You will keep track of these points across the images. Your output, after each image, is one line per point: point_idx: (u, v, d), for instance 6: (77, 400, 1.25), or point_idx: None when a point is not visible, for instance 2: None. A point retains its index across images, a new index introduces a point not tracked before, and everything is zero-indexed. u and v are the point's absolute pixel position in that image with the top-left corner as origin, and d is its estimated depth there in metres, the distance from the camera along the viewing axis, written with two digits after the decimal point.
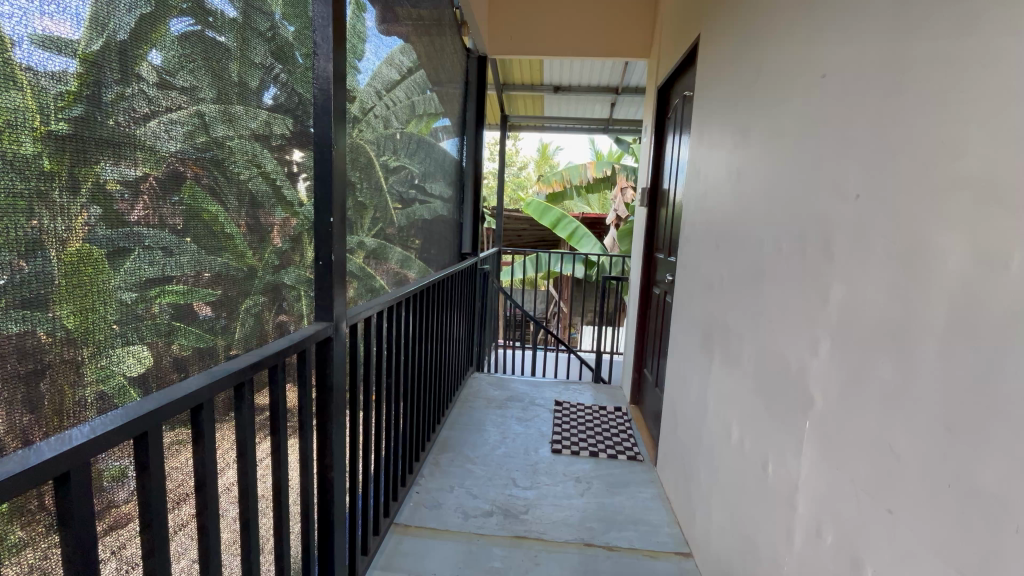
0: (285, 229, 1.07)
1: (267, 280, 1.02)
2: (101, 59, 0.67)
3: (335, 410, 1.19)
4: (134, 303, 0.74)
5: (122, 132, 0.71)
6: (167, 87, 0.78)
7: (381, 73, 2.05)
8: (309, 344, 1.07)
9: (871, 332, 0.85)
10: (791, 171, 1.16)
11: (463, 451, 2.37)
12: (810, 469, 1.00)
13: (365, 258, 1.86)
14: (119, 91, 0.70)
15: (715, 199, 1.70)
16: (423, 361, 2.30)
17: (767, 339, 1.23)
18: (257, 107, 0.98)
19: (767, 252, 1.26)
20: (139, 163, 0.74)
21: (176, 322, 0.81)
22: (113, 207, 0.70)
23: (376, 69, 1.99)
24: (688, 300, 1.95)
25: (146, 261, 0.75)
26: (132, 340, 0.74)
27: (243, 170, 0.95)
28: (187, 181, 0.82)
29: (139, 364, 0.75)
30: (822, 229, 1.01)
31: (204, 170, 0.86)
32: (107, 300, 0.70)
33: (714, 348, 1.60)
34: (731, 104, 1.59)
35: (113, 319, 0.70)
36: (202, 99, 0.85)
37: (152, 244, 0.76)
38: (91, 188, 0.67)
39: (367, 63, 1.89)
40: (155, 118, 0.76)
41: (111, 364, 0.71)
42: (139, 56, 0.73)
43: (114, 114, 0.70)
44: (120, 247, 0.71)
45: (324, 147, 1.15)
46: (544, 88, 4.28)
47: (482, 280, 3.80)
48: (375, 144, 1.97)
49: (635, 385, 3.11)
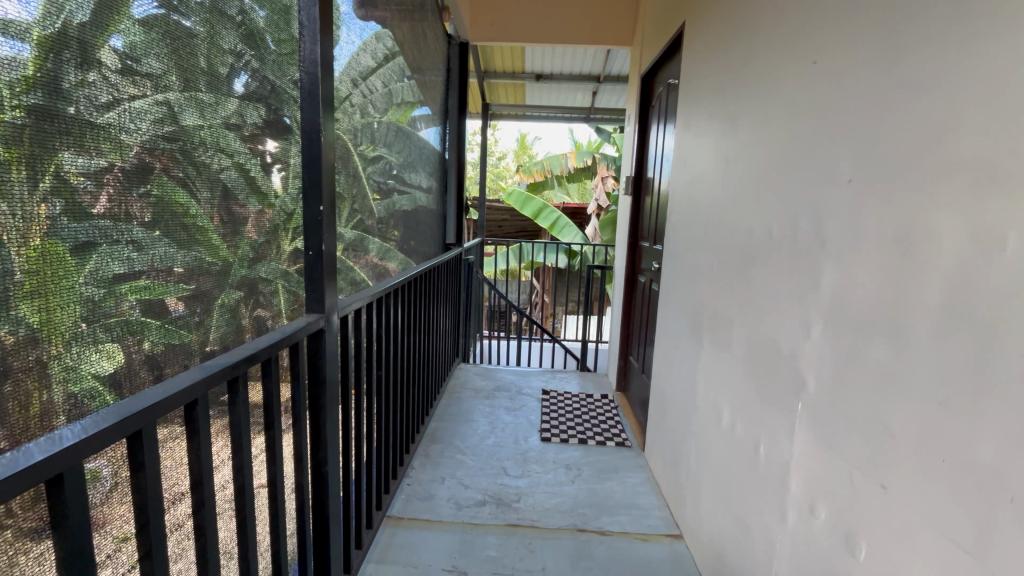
0: (260, 221, 1.01)
1: (242, 275, 0.97)
2: (61, 44, 0.62)
3: (329, 404, 1.17)
4: (102, 299, 0.69)
5: (85, 121, 0.66)
6: (132, 74, 0.72)
7: (358, 60, 1.99)
8: (301, 337, 1.04)
9: (865, 314, 0.87)
10: (781, 158, 1.17)
11: (452, 442, 2.36)
12: (803, 449, 1.03)
13: (345, 250, 1.83)
14: (81, 77, 0.65)
15: (702, 186, 1.71)
16: (410, 353, 2.28)
17: (757, 324, 1.25)
18: (227, 96, 0.92)
19: (757, 239, 1.27)
20: (104, 152, 0.69)
21: (146, 318, 0.77)
22: (75, 200, 0.65)
23: (353, 55, 1.94)
24: (675, 287, 1.98)
25: (112, 256, 0.70)
26: (101, 338, 0.69)
27: (214, 160, 0.89)
28: (155, 173, 0.77)
29: (108, 362, 0.71)
30: (813, 214, 1.03)
31: (174, 161, 0.80)
32: (71, 295, 0.65)
33: (704, 335, 1.62)
34: (718, 91, 1.60)
35: (79, 317, 0.66)
36: (170, 86, 0.79)
37: (117, 238, 0.71)
38: (52, 180, 0.62)
39: (342, 49, 1.83)
40: (120, 105, 0.71)
41: (79, 363, 0.67)
42: (100, 40, 0.67)
43: (75, 101, 0.65)
44: (84, 241, 0.66)
45: (312, 133, 1.12)
46: (526, 76, 4.26)
47: (466, 270, 3.78)
48: (352, 134, 1.92)
49: (620, 373, 3.14)
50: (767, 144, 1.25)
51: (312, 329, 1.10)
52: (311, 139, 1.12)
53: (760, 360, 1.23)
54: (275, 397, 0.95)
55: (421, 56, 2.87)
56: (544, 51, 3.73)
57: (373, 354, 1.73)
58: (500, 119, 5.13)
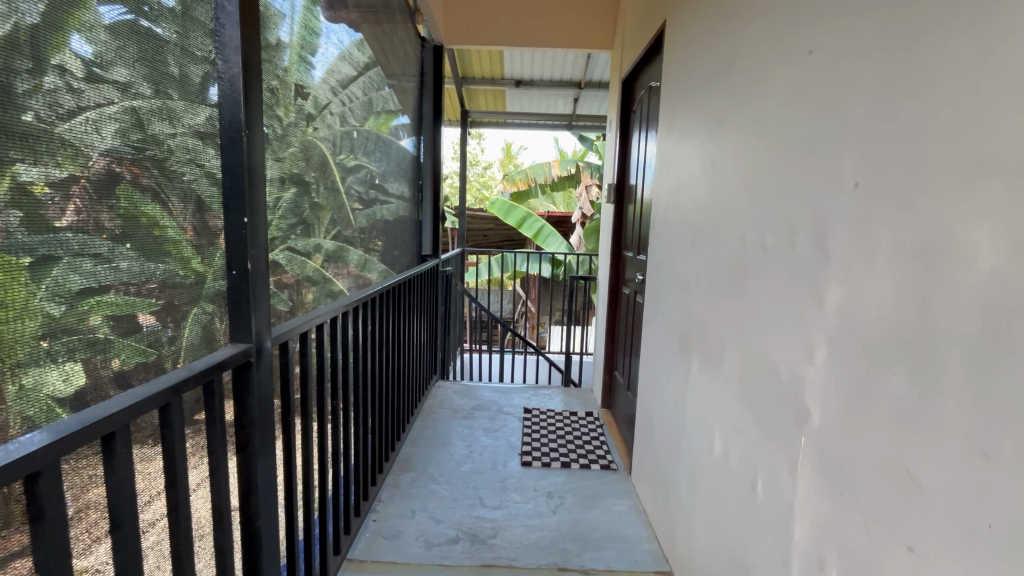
0: None
1: (217, 289, 0.93)
2: (14, 46, 0.58)
3: (261, 447, 0.99)
4: (65, 316, 0.65)
5: (44, 128, 0.62)
6: (98, 81, 0.70)
7: (336, 68, 2.01)
8: (224, 369, 0.88)
9: (880, 339, 0.74)
10: (775, 160, 1.05)
11: (426, 470, 2.19)
12: (809, 492, 0.90)
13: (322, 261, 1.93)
14: (33, 82, 0.61)
15: (688, 193, 1.60)
16: (380, 373, 2.11)
17: (751, 345, 1.12)
18: (202, 103, 0.89)
19: (750, 249, 1.15)
20: (64, 163, 0.65)
21: (115, 336, 0.74)
22: (37, 210, 0.62)
23: (332, 64, 1.96)
24: (661, 299, 1.85)
25: (76, 269, 0.67)
26: (62, 358, 0.65)
27: (186, 169, 0.86)
28: (124, 182, 0.74)
29: (69, 383, 0.67)
30: (814, 222, 0.91)
31: (144, 170, 0.78)
32: (31, 312, 0.61)
33: (693, 354, 1.49)
34: (704, 90, 1.49)
35: (37, 335, 0.62)
36: (138, 94, 0.77)
37: (81, 251, 0.67)
38: (11, 189, 0.59)
39: (321, 57, 1.86)
40: (82, 113, 0.67)
41: (37, 384, 0.62)
42: (58, 43, 0.64)
43: (33, 106, 0.61)
44: (47, 254, 0.63)
45: (232, 132, 0.92)
46: (506, 82, 4.15)
47: (444, 282, 3.61)
48: (331, 142, 1.95)
49: (606, 388, 3.00)
50: (759, 147, 1.13)
51: (237, 361, 0.92)
52: (234, 133, 0.91)
53: (757, 385, 1.09)
54: (178, 449, 0.76)
55: (396, 60, 2.79)
56: (523, 56, 3.62)
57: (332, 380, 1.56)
58: (481, 127, 5.02)
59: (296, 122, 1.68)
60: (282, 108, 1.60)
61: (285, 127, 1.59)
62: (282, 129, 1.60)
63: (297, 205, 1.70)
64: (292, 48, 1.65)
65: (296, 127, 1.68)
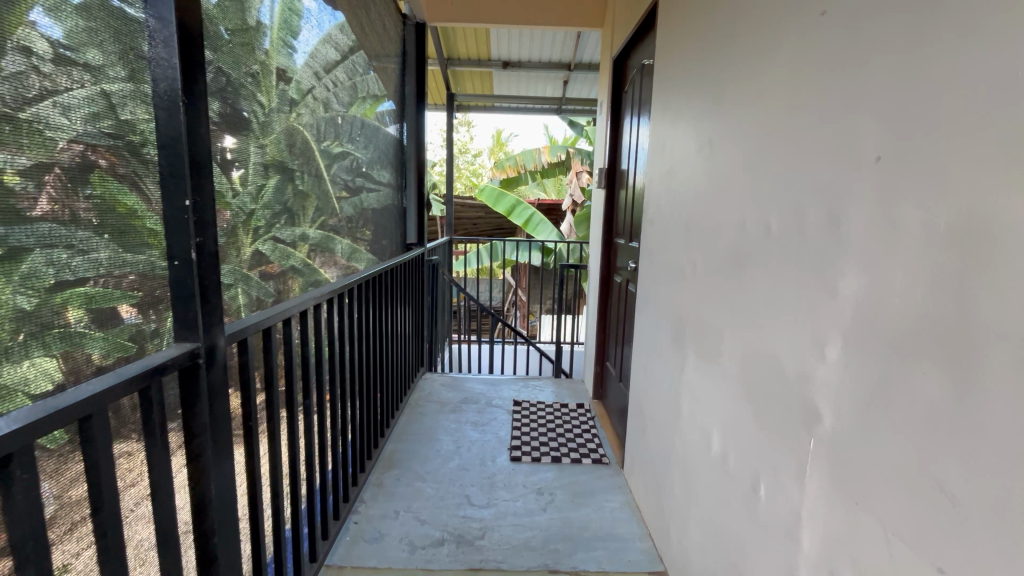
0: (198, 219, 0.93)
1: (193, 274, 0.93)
2: None
3: (215, 459, 0.89)
4: (40, 309, 0.65)
5: (12, 115, 0.62)
6: (66, 63, 0.68)
7: (319, 52, 2.01)
8: (164, 374, 0.77)
9: (913, 335, 0.65)
10: (784, 134, 0.95)
11: (411, 467, 2.11)
12: (821, 500, 0.82)
13: (308, 251, 1.93)
14: None
15: (682, 176, 1.51)
16: (363, 368, 2.01)
17: (754, 339, 1.04)
18: None
19: (754, 235, 1.05)
20: (30, 150, 0.64)
21: (92, 329, 0.73)
22: (9, 201, 0.61)
23: (314, 49, 1.96)
24: (654, 288, 1.77)
25: (50, 260, 0.66)
26: (38, 354, 0.65)
27: None
28: (98, 171, 0.74)
29: (46, 379, 0.66)
30: (830, 203, 0.81)
31: (121, 159, 0.77)
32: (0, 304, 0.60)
33: (689, 346, 1.40)
34: (701, 65, 1.39)
35: (11, 329, 0.61)
36: (113, 78, 0.75)
37: (55, 241, 0.67)
38: None
39: (303, 41, 1.86)
40: (51, 97, 0.66)
41: (13, 381, 0.62)
42: (22, 23, 0.62)
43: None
44: (16, 244, 0.62)
45: (170, 99, 0.77)
46: (493, 64, 4.00)
47: (430, 271, 3.49)
48: (314, 129, 1.97)
49: (597, 379, 2.93)
50: (764, 124, 1.03)
51: (181, 364, 0.80)
52: (173, 101, 0.77)
53: (762, 383, 1.00)
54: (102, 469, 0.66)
55: (378, 42, 2.69)
56: (511, 35, 3.48)
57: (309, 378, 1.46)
58: (469, 111, 4.88)
59: (278, 107, 1.69)
60: (264, 94, 1.58)
61: (268, 113, 1.61)
62: (265, 117, 1.59)
63: (282, 194, 1.73)
64: (273, 31, 1.63)
65: (279, 113, 1.70)
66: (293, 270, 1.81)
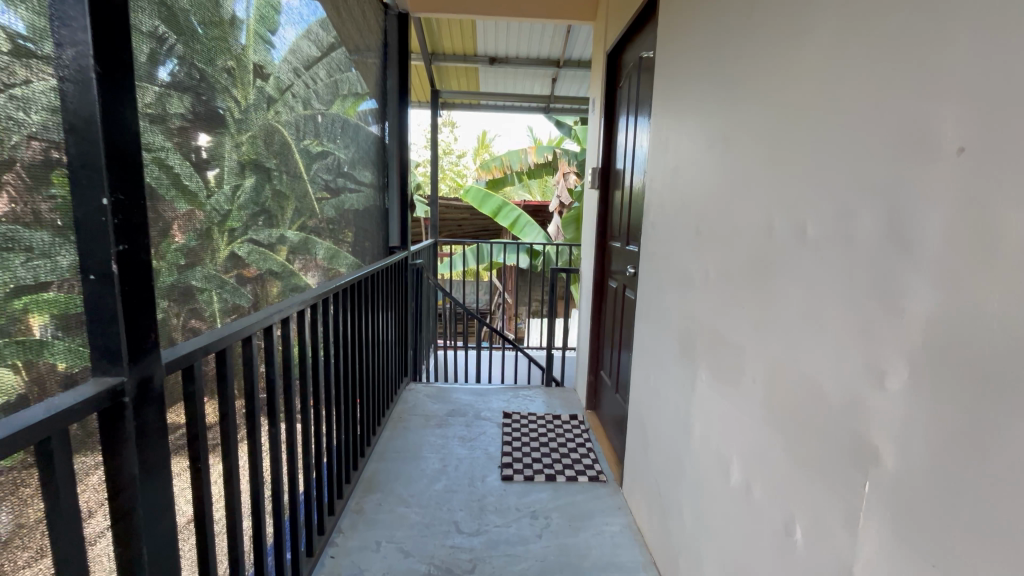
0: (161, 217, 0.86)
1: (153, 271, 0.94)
2: None
3: (149, 516, 0.72)
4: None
5: None
6: (29, 56, 0.61)
7: (299, 48, 1.89)
8: (73, 420, 0.60)
9: (1021, 371, 0.52)
10: (825, 125, 0.82)
11: (394, 490, 1.94)
12: (883, 555, 0.69)
13: (288, 254, 1.80)
14: None
15: (689, 175, 1.39)
16: (342, 385, 1.84)
17: (790, 360, 0.90)
18: None
19: (787, 240, 0.92)
20: None
21: (60, 336, 0.68)
22: None
23: (294, 44, 1.84)
24: (657, 296, 1.64)
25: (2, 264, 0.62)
26: None
27: None
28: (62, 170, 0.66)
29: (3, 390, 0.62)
30: (894, 204, 0.68)
31: None
32: None
33: (701, 362, 1.27)
34: (711, 54, 1.27)
35: None
36: None
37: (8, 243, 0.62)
38: None
39: (281, 36, 1.74)
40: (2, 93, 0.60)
41: None
42: None
43: None
44: None
45: (77, 73, 0.61)
46: (479, 60, 3.86)
47: (415, 275, 3.33)
48: (295, 128, 1.86)
49: (591, 389, 2.80)
50: (798, 114, 0.90)
51: (99, 406, 0.64)
52: (82, 74, 0.61)
53: (799, 411, 0.87)
54: None
55: (358, 34, 2.53)
56: (498, 29, 3.34)
57: (276, 401, 1.29)
58: (454, 109, 4.73)
59: (255, 104, 1.57)
60: (241, 90, 1.48)
61: (245, 111, 1.51)
62: (240, 113, 1.48)
63: (259, 195, 1.61)
64: (249, 24, 1.52)
65: (257, 109, 1.58)
66: (271, 275, 1.69)
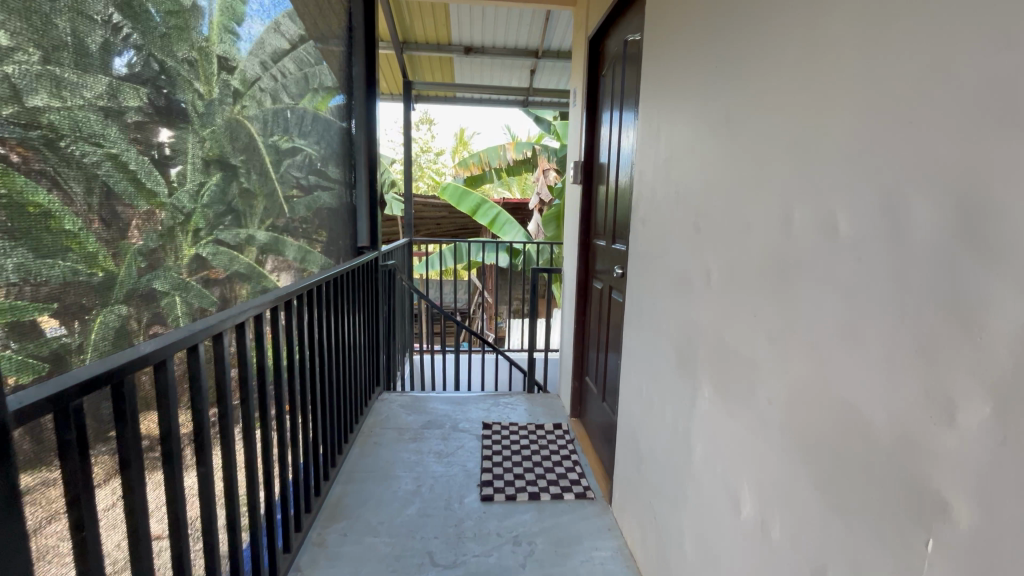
0: (111, 241, 1.12)
1: (127, 288, 1.16)
2: None
3: None
4: None
5: None
6: None
7: (267, 41, 1.86)
8: None
9: None
10: (870, 99, 0.67)
11: (361, 518, 1.76)
12: None
13: (256, 254, 1.79)
14: None
15: (686, 166, 1.24)
16: (300, 402, 1.65)
17: (821, 384, 0.75)
18: None
19: (816, 240, 0.77)
20: None
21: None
22: None
23: (259, 36, 1.81)
24: (648, 300, 1.50)
25: None
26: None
27: None
28: None
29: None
30: (972, 197, 0.53)
31: None
32: None
33: (702, 376, 1.13)
34: (711, 29, 1.13)
35: None
36: None
37: None
38: None
39: (248, 26, 1.72)
40: None
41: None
42: None
43: None
44: None
45: None
46: (454, 49, 3.68)
47: (387, 277, 3.13)
48: (261, 123, 1.84)
49: (576, 395, 2.66)
50: (830, 90, 0.75)
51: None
52: None
53: (836, 446, 0.72)
54: None
55: (321, 16, 2.34)
56: (473, 16, 3.18)
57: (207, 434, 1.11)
58: (428, 102, 4.54)
59: (219, 99, 1.57)
60: (204, 83, 1.48)
61: (208, 104, 1.50)
62: (203, 107, 1.47)
63: (225, 193, 1.60)
64: (212, 17, 1.51)
65: (220, 104, 1.57)
66: (239, 276, 1.69)
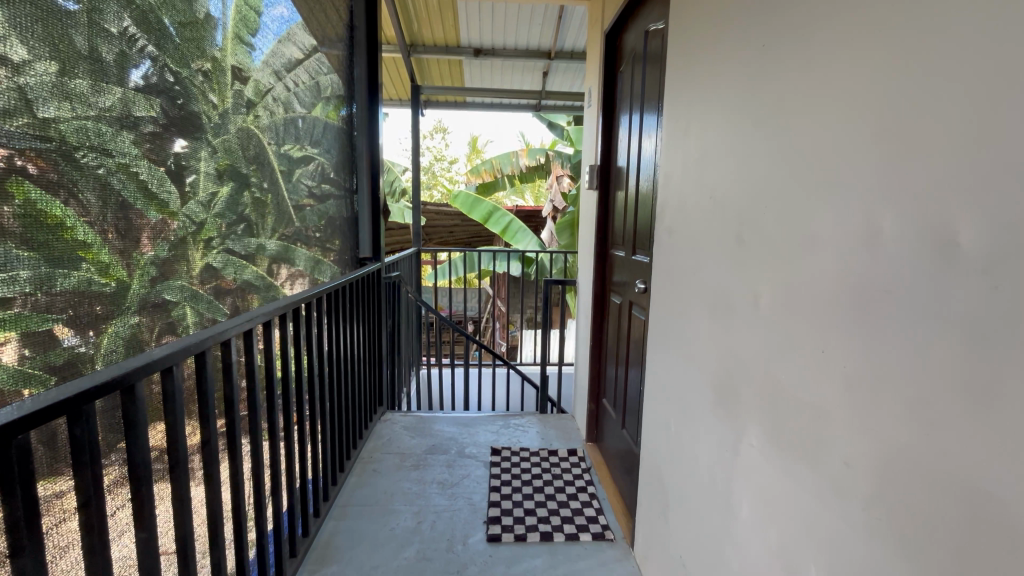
0: (127, 254, 1.06)
1: (142, 294, 1.10)
2: None
3: None
4: None
5: None
6: None
7: (279, 51, 1.77)
8: None
9: None
10: (1006, 69, 0.48)
11: (353, 562, 1.58)
12: None
13: (267, 265, 1.66)
14: None
15: (723, 167, 1.06)
16: (287, 434, 1.48)
17: (937, 456, 0.55)
18: None
19: (926, 261, 0.57)
20: None
21: None
22: None
23: (273, 48, 1.72)
24: (676, 322, 1.31)
25: None
26: None
27: None
28: None
29: None
30: None
31: None
32: None
33: (747, 420, 0.94)
34: (754, 7, 0.95)
35: None
36: None
37: None
38: None
39: (261, 40, 1.63)
40: None
41: None
42: None
43: None
44: None
45: None
46: (463, 51, 3.54)
47: (391, 290, 2.97)
48: (274, 133, 1.72)
49: (593, 418, 2.45)
50: (935, 65, 0.56)
51: None
52: None
53: (965, 545, 0.52)
54: None
55: (323, 16, 2.21)
56: (482, 16, 3.03)
57: (185, 473, 0.94)
58: (438, 107, 4.41)
59: (234, 107, 1.47)
60: (218, 92, 1.39)
61: (223, 114, 1.40)
62: (217, 118, 1.37)
63: (237, 204, 1.49)
64: (226, 29, 1.42)
65: (234, 113, 1.47)
66: (250, 288, 1.56)
